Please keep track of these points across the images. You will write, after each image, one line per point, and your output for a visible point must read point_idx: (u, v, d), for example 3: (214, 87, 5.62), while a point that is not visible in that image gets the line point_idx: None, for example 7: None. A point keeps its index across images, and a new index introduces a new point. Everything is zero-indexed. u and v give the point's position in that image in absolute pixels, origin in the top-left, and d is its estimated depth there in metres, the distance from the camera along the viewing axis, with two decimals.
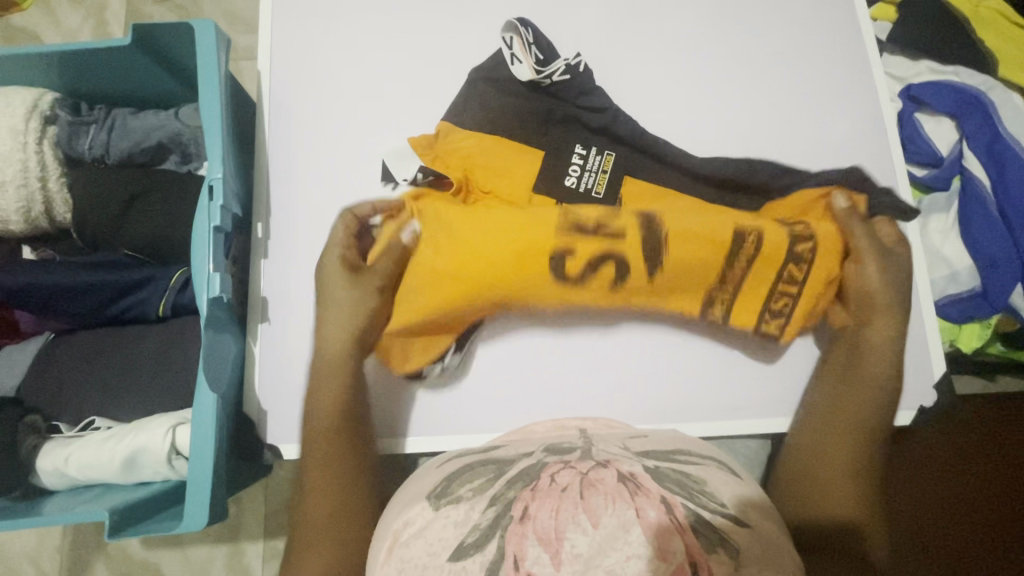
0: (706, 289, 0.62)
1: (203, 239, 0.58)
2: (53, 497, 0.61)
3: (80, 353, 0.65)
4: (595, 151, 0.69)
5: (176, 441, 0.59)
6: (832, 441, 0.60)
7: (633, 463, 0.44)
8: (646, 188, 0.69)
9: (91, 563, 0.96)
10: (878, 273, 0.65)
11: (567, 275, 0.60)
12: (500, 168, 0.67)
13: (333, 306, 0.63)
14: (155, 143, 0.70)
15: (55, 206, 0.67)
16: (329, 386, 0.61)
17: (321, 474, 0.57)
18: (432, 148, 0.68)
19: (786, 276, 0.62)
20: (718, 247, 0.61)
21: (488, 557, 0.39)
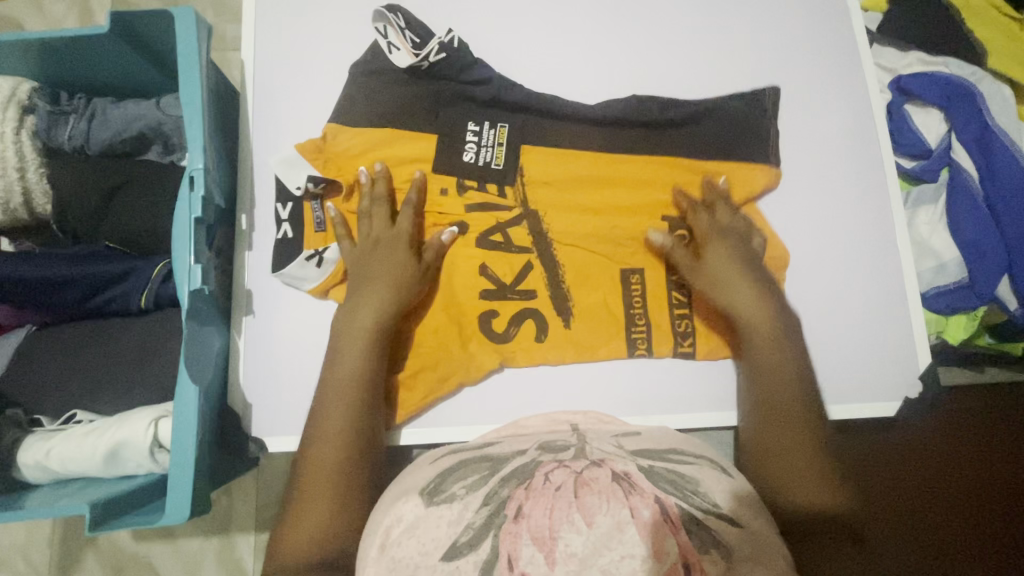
0: (618, 323, 0.66)
1: (183, 230, 0.57)
2: (34, 492, 0.60)
3: (63, 345, 0.65)
4: (488, 126, 0.69)
5: (158, 434, 0.58)
6: (791, 439, 0.56)
7: (626, 463, 0.44)
8: (547, 157, 0.69)
9: (79, 556, 0.96)
10: (734, 307, 0.62)
11: (498, 333, 0.65)
12: (388, 151, 0.67)
13: (371, 275, 0.62)
14: (136, 133, 0.68)
15: (35, 198, 0.66)
16: (351, 346, 0.59)
17: (330, 434, 0.55)
18: (320, 151, 0.66)
19: (676, 303, 0.67)
20: (618, 286, 0.67)
21: (481, 556, 0.39)
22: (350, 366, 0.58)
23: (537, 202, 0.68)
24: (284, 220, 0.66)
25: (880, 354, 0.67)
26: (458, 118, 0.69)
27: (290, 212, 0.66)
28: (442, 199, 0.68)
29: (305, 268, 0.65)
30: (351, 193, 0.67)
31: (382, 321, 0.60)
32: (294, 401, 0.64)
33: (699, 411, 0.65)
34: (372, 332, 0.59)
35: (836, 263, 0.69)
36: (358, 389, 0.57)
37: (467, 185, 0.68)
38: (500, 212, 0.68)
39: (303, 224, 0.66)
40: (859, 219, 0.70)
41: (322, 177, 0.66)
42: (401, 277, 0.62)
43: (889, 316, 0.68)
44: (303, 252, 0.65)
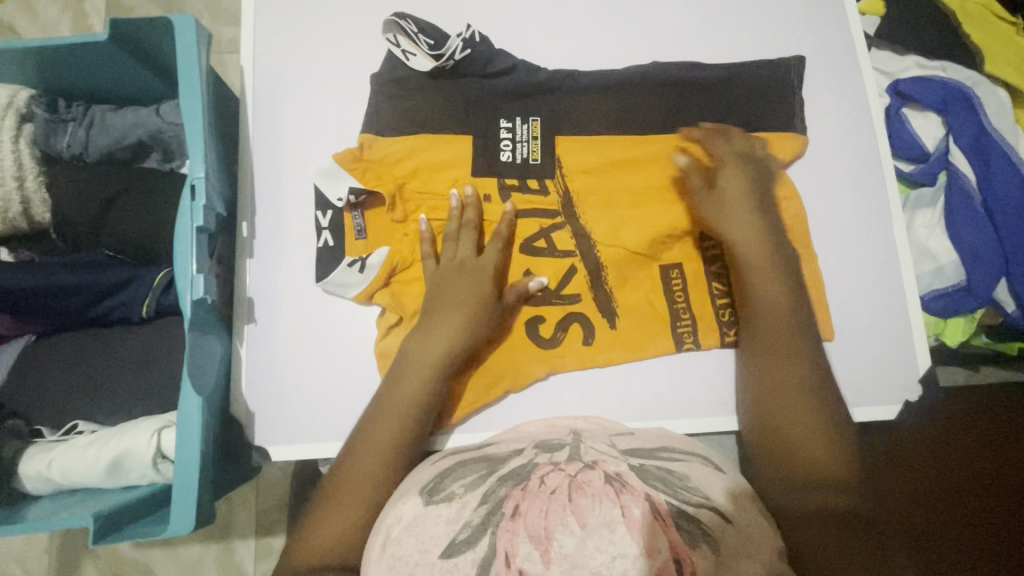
0: (663, 320, 0.66)
1: (184, 239, 0.57)
2: (36, 503, 0.60)
3: (63, 355, 0.64)
4: (522, 121, 0.69)
5: (161, 445, 0.58)
6: (808, 429, 0.56)
7: (618, 463, 0.44)
8: (581, 143, 0.69)
9: (78, 565, 0.95)
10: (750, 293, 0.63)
11: (546, 339, 0.66)
12: (430, 153, 0.67)
13: (443, 304, 0.62)
14: (136, 141, 0.68)
15: (33, 206, 0.66)
16: (413, 372, 0.59)
17: (378, 446, 0.56)
18: (359, 160, 0.66)
19: (717, 295, 0.67)
20: (659, 282, 0.67)
21: (478, 554, 0.38)
22: (411, 390, 0.58)
23: (581, 203, 0.68)
24: (324, 228, 0.66)
25: (882, 356, 0.67)
26: (460, 121, 0.68)
27: (330, 221, 0.66)
28: (486, 206, 0.68)
29: (348, 275, 0.64)
30: (395, 202, 0.66)
31: (450, 351, 0.60)
32: (298, 410, 0.64)
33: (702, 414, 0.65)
34: (440, 363, 0.59)
35: (838, 268, 0.69)
36: (417, 413, 0.58)
37: (508, 185, 0.68)
38: (541, 216, 0.68)
39: (344, 232, 0.66)
40: (859, 223, 0.70)
41: (361, 188, 0.65)
42: (473, 312, 0.61)
43: (890, 319, 0.68)
44: (345, 259, 0.65)
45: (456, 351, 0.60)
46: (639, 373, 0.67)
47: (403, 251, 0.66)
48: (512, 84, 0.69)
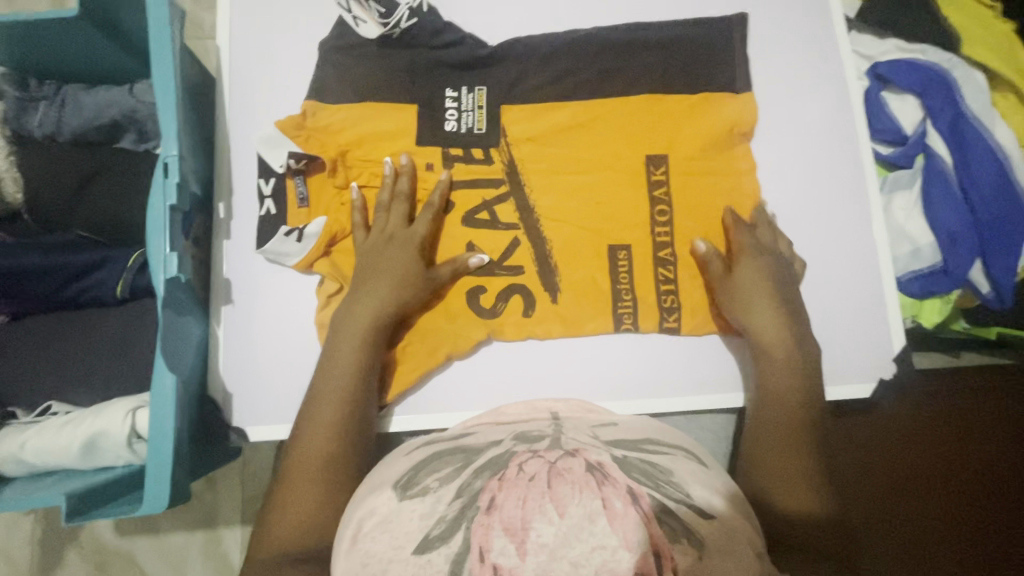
0: (606, 297, 0.65)
1: (156, 218, 0.56)
2: (10, 484, 0.60)
3: (36, 337, 0.63)
4: (466, 91, 0.68)
5: (135, 425, 0.58)
6: (789, 419, 0.58)
7: (600, 453, 0.46)
8: (531, 113, 0.68)
9: (61, 553, 0.95)
10: (742, 288, 0.63)
11: (485, 309, 0.65)
12: (368, 121, 0.66)
13: (371, 277, 0.62)
14: (110, 121, 0.67)
15: (5, 186, 0.64)
16: (346, 346, 0.59)
17: (321, 421, 0.57)
18: (302, 128, 0.65)
19: (663, 278, 0.66)
20: (605, 260, 0.66)
21: (453, 549, 0.40)
22: (342, 363, 0.59)
23: (526, 172, 0.67)
24: (267, 196, 0.65)
25: (853, 336, 0.68)
26: (435, 102, 0.68)
27: (273, 189, 0.65)
28: (426, 174, 0.67)
29: (286, 244, 0.64)
30: (336, 169, 0.66)
31: (376, 320, 0.60)
32: (274, 389, 0.64)
33: (683, 393, 0.65)
34: (368, 333, 0.60)
35: (811, 252, 0.70)
36: (353, 385, 0.58)
37: (453, 156, 0.67)
38: (487, 188, 0.67)
39: (287, 201, 0.65)
40: (835, 208, 0.71)
41: (303, 153, 0.64)
42: (403, 281, 0.61)
43: (868, 301, 0.69)
44: (283, 228, 0.64)
45: (381, 319, 0.60)
46: (622, 356, 0.66)
47: (342, 220, 0.66)
48: (489, 60, 0.68)
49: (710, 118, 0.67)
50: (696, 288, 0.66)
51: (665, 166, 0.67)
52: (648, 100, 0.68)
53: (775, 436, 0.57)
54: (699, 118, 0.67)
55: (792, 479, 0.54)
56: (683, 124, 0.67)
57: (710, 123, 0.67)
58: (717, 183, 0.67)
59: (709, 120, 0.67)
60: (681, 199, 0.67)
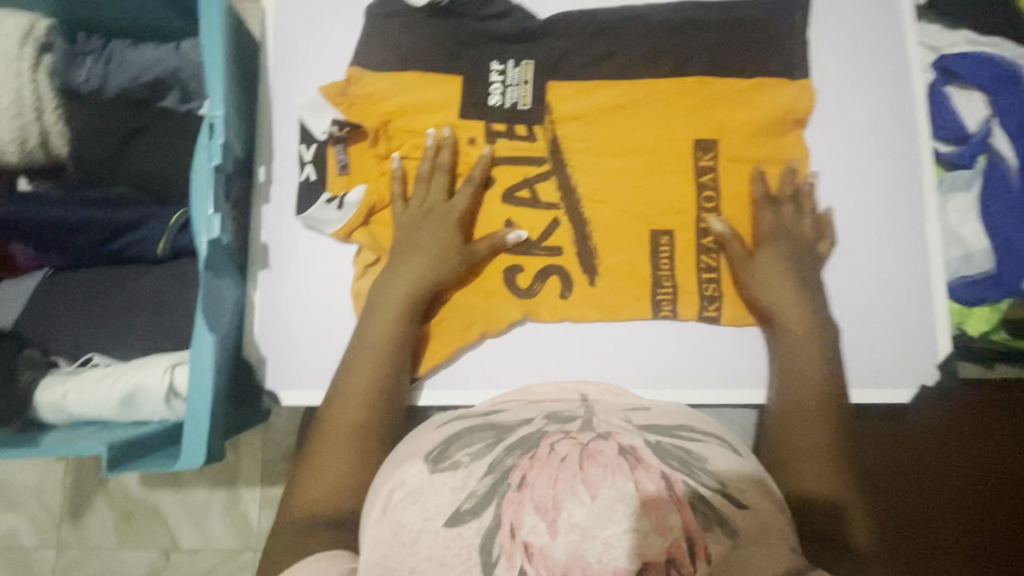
0: (645, 284, 0.64)
1: (201, 177, 0.57)
2: (51, 430, 0.61)
3: (80, 290, 0.64)
4: (513, 65, 0.66)
5: (173, 381, 0.58)
6: (814, 417, 0.56)
7: (633, 437, 0.44)
8: (578, 89, 0.66)
9: (90, 499, 0.99)
10: (762, 276, 0.62)
11: (523, 289, 0.64)
12: (412, 92, 0.65)
13: (410, 250, 0.61)
14: (153, 79, 0.66)
15: (52, 139, 0.65)
16: (382, 317, 0.59)
17: (355, 389, 0.57)
18: (345, 96, 0.64)
19: (705, 266, 0.64)
20: (647, 246, 0.64)
21: (483, 524, 0.40)
22: (376, 335, 0.59)
23: (570, 152, 0.66)
24: (308, 161, 0.65)
25: (897, 339, 0.66)
26: (481, 74, 0.66)
27: (314, 155, 0.65)
28: (468, 148, 0.66)
29: (326, 211, 0.64)
30: (377, 138, 0.65)
31: (413, 294, 0.60)
32: (306, 356, 0.65)
33: (716, 386, 0.63)
34: (405, 305, 0.60)
35: (860, 248, 0.67)
36: (388, 355, 0.58)
37: (496, 131, 0.66)
38: (529, 165, 0.66)
39: (327, 168, 0.65)
40: (890, 204, 0.68)
41: (346, 120, 0.64)
42: (442, 255, 0.61)
43: (916, 304, 0.66)
44: (324, 196, 0.64)
45: (418, 292, 0.60)
46: (657, 345, 0.65)
47: (381, 189, 0.65)
48: (540, 34, 0.66)
49: (766, 105, 0.65)
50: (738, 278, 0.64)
51: (713, 151, 0.65)
52: (701, 82, 0.65)
53: (799, 433, 0.56)
54: (753, 104, 0.65)
55: (816, 478, 0.52)
56: (736, 107, 0.65)
57: (765, 109, 0.65)
58: (767, 172, 0.65)
59: (765, 106, 0.65)
60: (728, 187, 0.65)
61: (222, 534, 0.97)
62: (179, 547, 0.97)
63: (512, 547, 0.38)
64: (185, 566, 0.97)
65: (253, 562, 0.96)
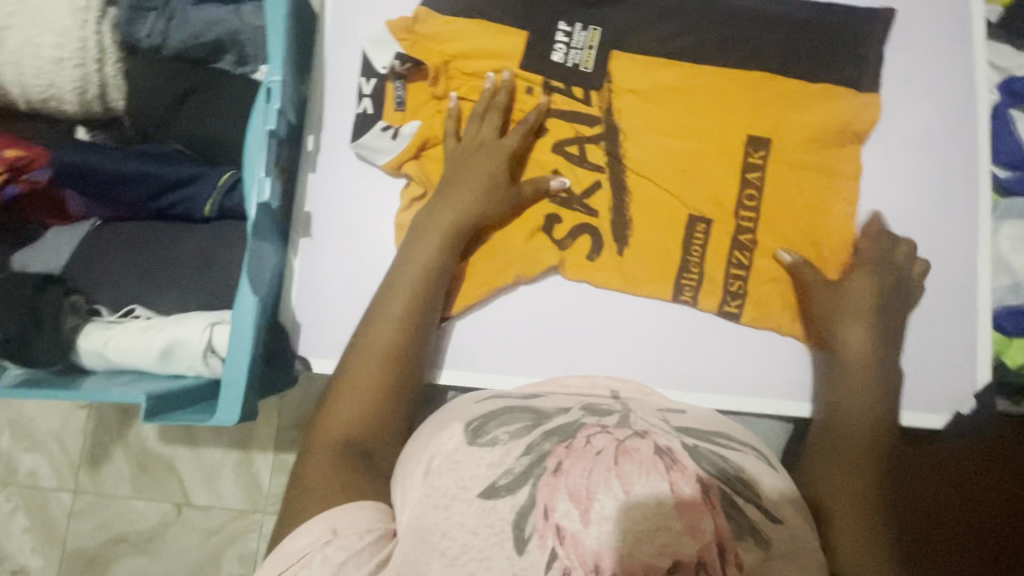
0: (677, 255, 0.63)
1: (256, 141, 0.58)
2: (90, 377, 0.63)
3: (126, 242, 0.66)
4: (580, 27, 0.65)
5: (212, 339, 0.59)
6: (860, 435, 0.56)
7: (670, 438, 0.44)
8: (638, 62, 0.65)
9: (109, 448, 1.01)
10: (838, 307, 0.60)
11: (556, 239, 0.64)
12: (478, 42, 0.64)
13: (459, 183, 0.61)
14: (214, 40, 0.66)
15: (110, 91, 0.67)
16: (426, 245, 0.59)
17: (392, 315, 0.57)
18: (410, 33, 0.64)
19: (734, 262, 0.63)
20: (680, 222, 0.64)
21: (518, 501, 0.39)
22: (416, 265, 0.58)
23: (622, 124, 0.65)
24: (366, 95, 0.65)
25: (937, 361, 0.65)
26: (540, 57, 0.65)
27: (372, 89, 0.65)
28: (525, 98, 0.65)
29: (381, 139, 0.64)
30: (437, 77, 0.65)
31: (458, 226, 0.60)
32: (340, 326, 0.65)
33: (743, 392, 0.63)
34: (448, 238, 0.59)
35: (910, 232, 0.66)
36: (427, 285, 0.58)
37: (554, 88, 0.65)
38: (582, 124, 0.65)
39: (384, 102, 0.65)
40: (947, 201, 0.66)
41: (408, 56, 0.64)
42: (488, 190, 0.61)
43: (958, 330, 0.65)
44: (379, 124, 0.64)
45: (463, 226, 0.60)
46: (689, 346, 0.64)
47: (435, 127, 0.65)
48: (602, 21, 0.65)
49: (827, 112, 0.63)
50: (767, 278, 0.63)
51: (764, 150, 0.64)
52: (765, 76, 0.64)
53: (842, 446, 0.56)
54: (816, 100, 0.63)
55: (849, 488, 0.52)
56: (796, 110, 0.63)
57: (827, 115, 0.63)
58: (819, 180, 0.64)
59: (826, 111, 0.63)
60: (784, 162, 0.63)
61: (233, 493, 0.99)
62: (191, 503, 1.00)
63: (545, 528, 0.38)
64: (195, 522, 0.99)
65: (260, 524, 0.99)
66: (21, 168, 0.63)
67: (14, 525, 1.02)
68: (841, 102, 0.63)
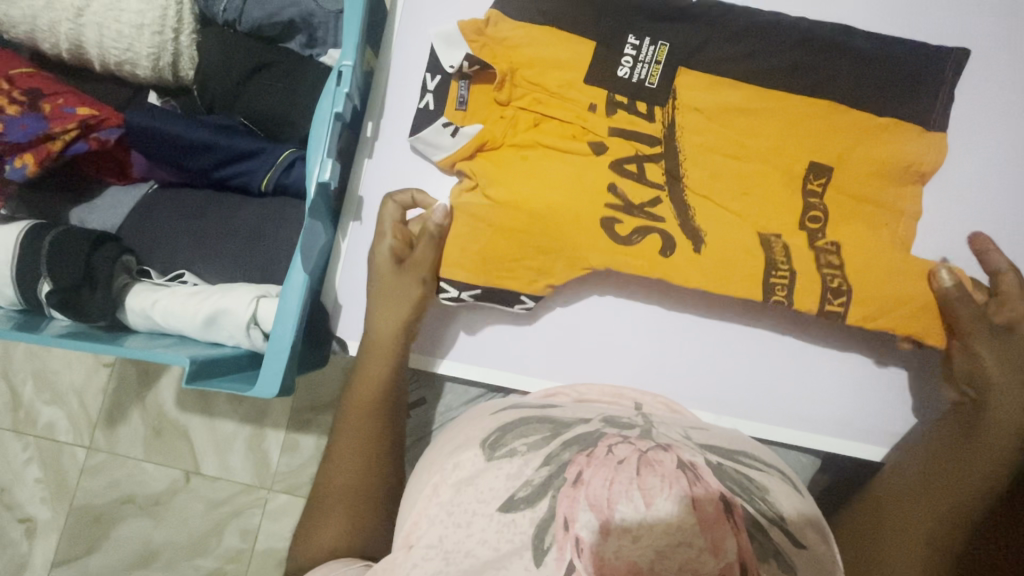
0: (756, 268, 0.61)
1: (321, 122, 0.58)
2: (134, 335, 0.64)
3: (183, 210, 0.68)
4: (649, 42, 0.65)
5: (258, 312, 0.60)
6: (956, 445, 0.56)
7: (693, 453, 0.43)
8: (705, 82, 0.65)
9: (129, 408, 1.03)
10: (995, 350, 0.57)
11: (623, 238, 0.62)
12: (551, 54, 0.65)
13: (385, 282, 0.62)
14: (287, 20, 0.67)
15: (182, 61, 0.69)
16: (374, 361, 0.60)
17: (356, 414, 0.57)
18: (480, 35, 0.64)
19: (825, 263, 0.61)
20: (752, 243, 0.62)
21: (537, 514, 0.38)
22: (369, 385, 0.58)
23: (683, 142, 0.65)
24: (429, 91, 0.66)
25: None
26: (606, 67, 0.65)
27: (437, 86, 0.66)
28: (589, 115, 0.66)
29: (441, 135, 0.65)
30: (503, 83, 0.65)
31: (397, 330, 0.61)
32: None
33: (775, 421, 0.64)
34: (392, 338, 0.61)
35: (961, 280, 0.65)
36: (384, 382, 0.59)
37: (617, 102, 0.66)
38: (642, 141, 0.65)
39: (447, 100, 0.66)
40: (1002, 250, 0.65)
41: (477, 59, 0.65)
42: (405, 285, 0.61)
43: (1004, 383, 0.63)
44: (441, 120, 0.65)
45: (401, 326, 0.61)
46: (721, 366, 0.65)
47: (497, 132, 0.65)
48: (671, 37, 0.65)
49: (889, 150, 0.63)
50: (868, 278, 0.59)
51: (825, 178, 0.63)
52: (834, 108, 0.64)
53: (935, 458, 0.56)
54: (879, 140, 0.63)
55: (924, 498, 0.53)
56: (858, 146, 0.63)
57: (891, 151, 0.63)
58: (879, 217, 0.63)
59: (893, 148, 0.63)
60: (845, 198, 0.63)
61: (242, 468, 1.00)
62: (200, 472, 1.01)
63: (563, 540, 0.37)
64: (203, 491, 1.00)
65: (265, 500, 0.99)
66: (92, 125, 0.66)
67: (27, 474, 1.04)
68: (905, 141, 0.63)
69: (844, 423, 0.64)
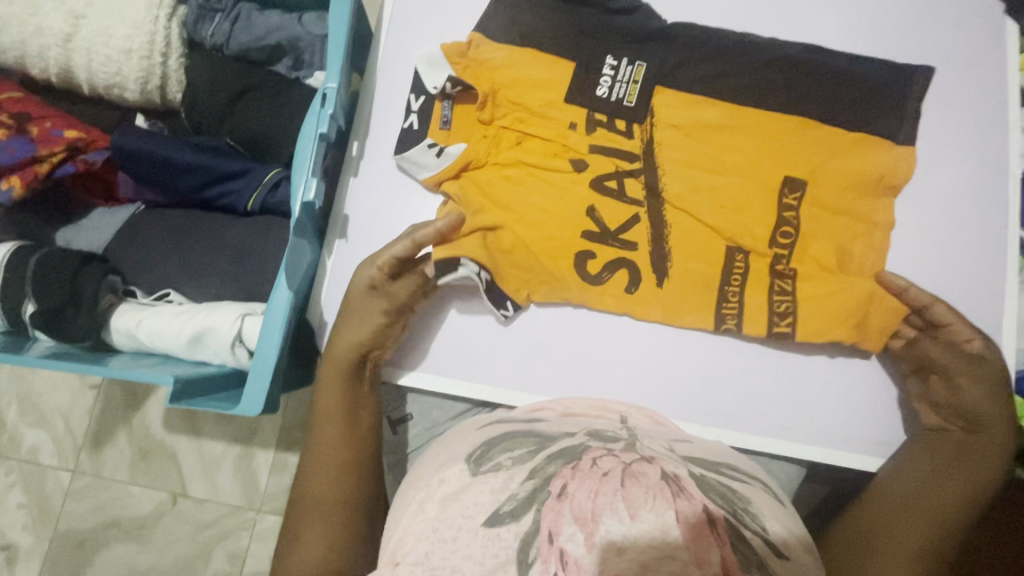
0: (711, 294, 0.64)
1: (306, 143, 0.59)
2: (118, 355, 0.64)
3: (169, 229, 0.68)
4: (627, 62, 0.67)
5: (243, 330, 0.60)
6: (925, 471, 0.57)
7: (677, 466, 0.43)
8: (681, 100, 0.67)
9: (114, 430, 1.02)
10: (969, 374, 0.58)
11: (590, 275, 0.65)
12: (531, 75, 0.67)
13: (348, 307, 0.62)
14: (274, 44, 0.69)
15: (169, 84, 0.70)
16: (330, 383, 0.61)
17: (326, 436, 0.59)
18: (463, 57, 0.67)
19: (778, 288, 0.64)
20: (720, 262, 0.65)
21: (522, 528, 0.38)
22: (327, 401, 0.60)
23: (662, 158, 0.67)
24: (413, 111, 0.67)
25: None
26: (585, 87, 0.67)
27: (421, 106, 0.67)
28: (570, 132, 0.67)
29: (425, 155, 0.66)
30: (486, 102, 0.67)
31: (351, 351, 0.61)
32: None
33: (759, 432, 0.64)
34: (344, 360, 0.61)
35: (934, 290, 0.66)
36: (341, 401, 0.60)
37: (598, 120, 0.68)
38: (622, 158, 0.67)
39: (431, 120, 0.67)
40: (971, 260, 0.67)
41: (459, 80, 0.66)
42: (365, 310, 0.62)
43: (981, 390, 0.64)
44: (426, 141, 0.66)
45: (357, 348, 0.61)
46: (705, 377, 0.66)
47: (480, 150, 0.67)
48: (648, 57, 0.67)
49: (861, 164, 0.65)
50: (820, 303, 0.62)
51: (799, 192, 0.65)
52: (806, 124, 0.66)
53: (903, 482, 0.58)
54: (852, 154, 0.65)
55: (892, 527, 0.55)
56: (832, 160, 0.65)
57: (863, 165, 0.65)
58: (853, 228, 0.65)
59: (866, 162, 0.65)
60: (821, 211, 0.65)
61: (230, 488, 0.99)
62: (187, 494, 0.99)
63: (548, 553, 0.37)
64: (189, 514, 0.99)
65: (253, 522, 0.98)
66: (81, 149, 0.67)
67: (9, 500, 1.02)
68: (876, 154, 0.65)
69: (828, 434, 0.65)
